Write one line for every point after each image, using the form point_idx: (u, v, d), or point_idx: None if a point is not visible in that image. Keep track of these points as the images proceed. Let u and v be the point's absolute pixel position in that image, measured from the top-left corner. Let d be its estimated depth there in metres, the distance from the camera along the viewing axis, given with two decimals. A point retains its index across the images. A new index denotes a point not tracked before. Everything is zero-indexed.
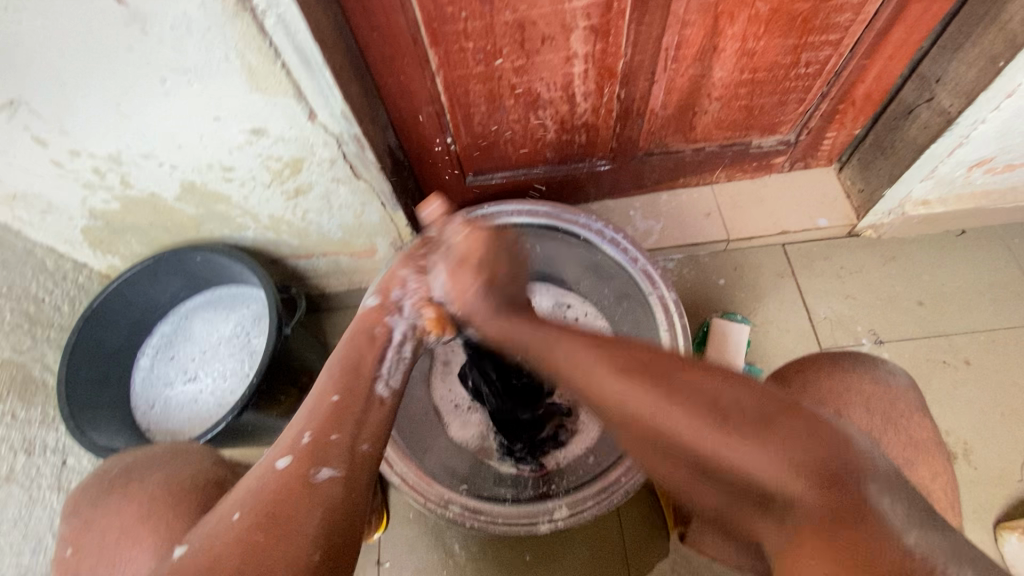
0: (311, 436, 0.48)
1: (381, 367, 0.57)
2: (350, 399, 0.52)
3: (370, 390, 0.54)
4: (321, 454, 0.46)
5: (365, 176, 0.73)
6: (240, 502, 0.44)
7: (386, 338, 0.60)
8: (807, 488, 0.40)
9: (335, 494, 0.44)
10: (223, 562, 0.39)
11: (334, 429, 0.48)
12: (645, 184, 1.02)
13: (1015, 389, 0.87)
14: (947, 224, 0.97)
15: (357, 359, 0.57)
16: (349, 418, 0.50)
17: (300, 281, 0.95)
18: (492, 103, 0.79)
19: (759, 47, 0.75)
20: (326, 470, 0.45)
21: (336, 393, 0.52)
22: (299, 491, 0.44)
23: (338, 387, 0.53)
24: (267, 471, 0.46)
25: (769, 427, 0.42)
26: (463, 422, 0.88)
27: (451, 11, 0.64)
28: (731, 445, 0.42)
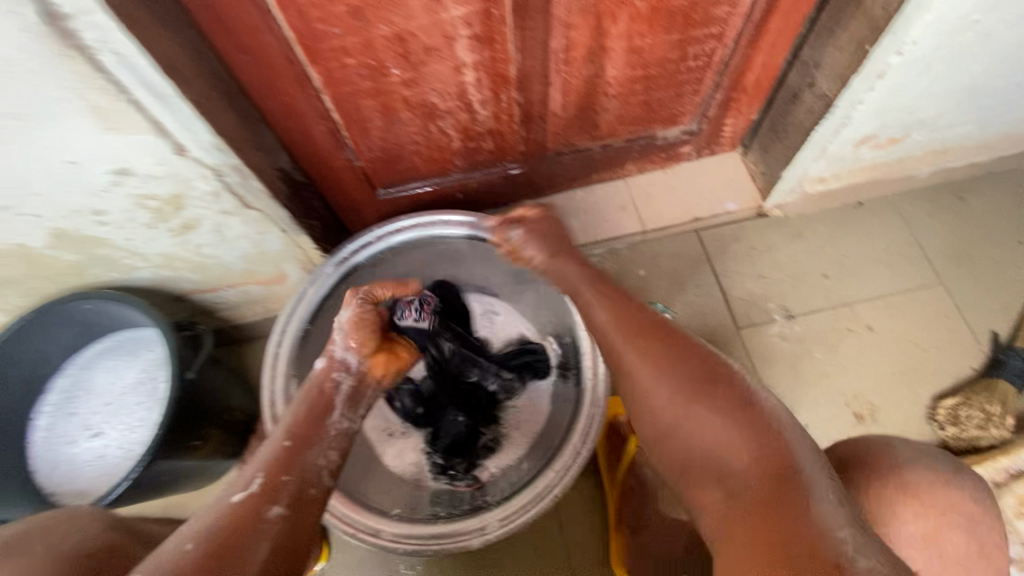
0: (265, 476, 0.54)
1: (333, 411, 0.64)
2: (300, 448, 0.58)
3: (319, 433, 0.61)
4: (274, 491, 0.53)
5: (256, 205, 0.70)
6: (193, 534, 0.48)
7: (334, 392, 0.66)
8: (754, 464, 0.47)
9: (280, 531, 0.50)
10: None
11: (287, 472, 0.55)
12: (561, 183, 1.03)
13: (914, 349, 0.93)
14: (844, 197, 1.02)
15: (310, 411, 0.62)
16: (294, 464, 0.56)
17: (210, 315, 0.91)
18: (386, 117, 0.77)
19: (646, 44, 0.76)
20: (276, 509, 0.51)
21: (288, 439, 0.59)
22: (251, 524, 0.49)
23: (289, 433, 0.60)
24: (221, 506, 0.51)
25: (741, 407, 0.51)
26: (397, 447, 0.88)
27: (322, 28, 0.62)
28: (703, 412, 0.51)
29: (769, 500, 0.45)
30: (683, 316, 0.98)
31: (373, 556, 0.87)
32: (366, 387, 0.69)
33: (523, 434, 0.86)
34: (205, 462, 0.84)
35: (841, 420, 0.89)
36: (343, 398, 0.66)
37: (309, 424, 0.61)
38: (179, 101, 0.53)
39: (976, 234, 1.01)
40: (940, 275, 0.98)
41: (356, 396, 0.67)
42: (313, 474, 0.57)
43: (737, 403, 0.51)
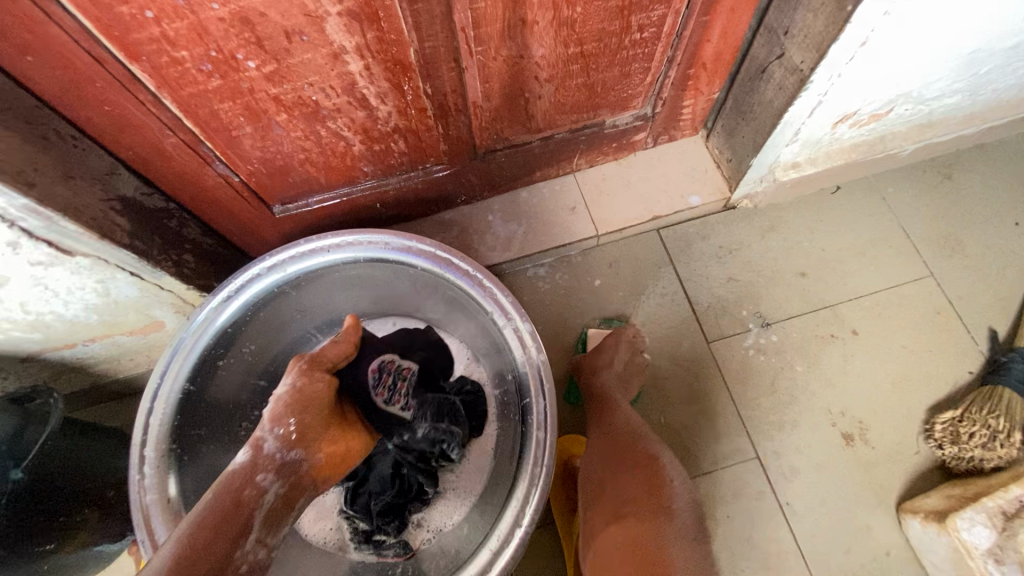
0: None
1: (250, 529, 0.47)
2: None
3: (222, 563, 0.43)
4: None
5: (83, 250, 0.54)
6: None
7: (255, 504, 0.48)
8: (639, 507, 0.62)
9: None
10: None
11: None
12: (499, 184, 0.88)
13: (905, 353, 0.82)
14: (821, 182, 0.90)
15: (215, 528, 0.45)
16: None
17: (78, 373, 0.75)
18: (258, 121, 0.61)
19: (578, 15, 0.61)
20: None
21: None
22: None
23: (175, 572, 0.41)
24: None
25: (645, 465, 0.66)
26: (316, 511, 0.74)
27: (126, 11, 0.45)
28: (624, 463, 0.67)
29: (638, 530, 0.60)
30: (647, 332, 0.85)
31: None
32: (295, 492, 0.52)
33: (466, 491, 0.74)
34: (78, 556, 0.69)
35: (827, 443, 0.78)
36: (265, 512, 0.49)
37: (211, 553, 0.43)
38: None
39: (968, 216, 0.90)
40: (930, 266, 0.87)
41: (281, 509, 0.50)
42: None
43: (646, 461, 0.66)
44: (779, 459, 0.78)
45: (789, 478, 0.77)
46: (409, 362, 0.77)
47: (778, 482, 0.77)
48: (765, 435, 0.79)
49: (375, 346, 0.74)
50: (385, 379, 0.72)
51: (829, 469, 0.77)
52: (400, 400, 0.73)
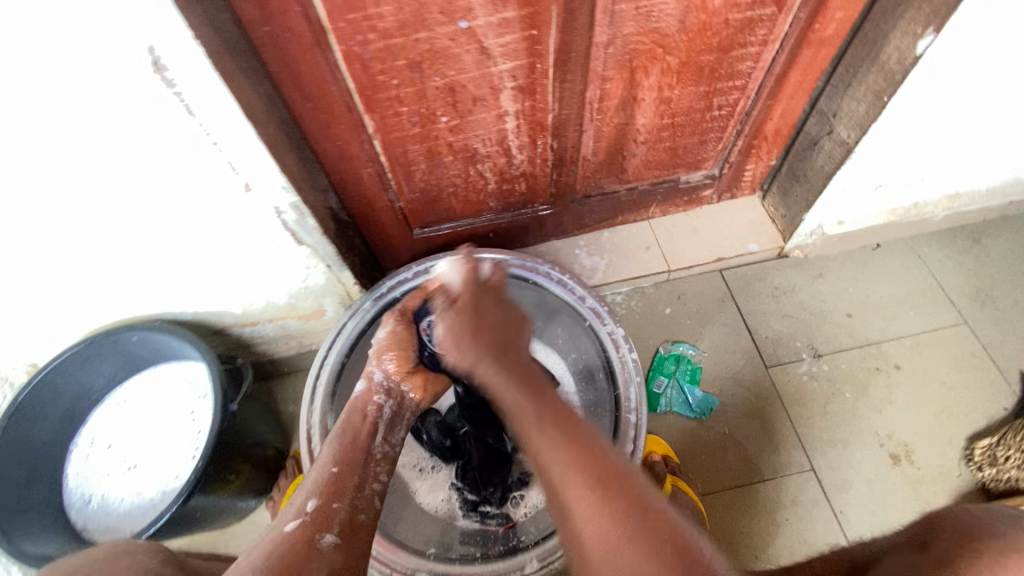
0: (314, 503, 0.57)
1: (376, 432, 0.67)
2: (347, 470, 0.62)
3: (363, 455, 0.64)
4: (325, 518, 0.56)
5: (308, 241, 0.74)
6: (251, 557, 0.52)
7: (377, 415, 0.68)
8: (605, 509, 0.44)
9: (333, 559, 0.53)
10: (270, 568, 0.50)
11: (337, 498, 0.59)
12: (588, 224, 1.07)
13: (944, 389, 0.93)
14: (863, 239, 1.05)
15: (354, 436, 0.65)
16: (343, 486, 0.60)
17: (247, 349, 0.92)
18: (431, 160, 0.82)
19: (674, 95, 0.81)
20: (327, 537, 0.55)
21: (335, 464, 0.62)
22: (306, 551, 0.53)
23: (336, 458, 0.62)
24: (275, 533, 0.55)
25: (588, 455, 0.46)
26: (431, 485, 0.87)
27: (382, 79, 0.67)
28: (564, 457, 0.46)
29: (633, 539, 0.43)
30: (711, 355, 0.99)
31: None
32: (406, 407, 0.72)
33: None
34: (238, 496, 0.84)
35: (875, 461, 0.88)
36: (384, 421, 0.69)
37: (356, 446, 0.64)
38: (255, 142, 0.58)
39: (996, 275, 1.03)
40: (963, 315, 1.00)
41: (397, 418, 0.70)
42: (363, 501, 0.60)
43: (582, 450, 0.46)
44: (832, 471, 0.88)
45: (842, 490, 0.87)
46: None
47: (832, 492, 0.87)
48: (819, 449, 0.90)
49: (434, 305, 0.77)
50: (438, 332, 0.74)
51: (878, 484, 0.87)
52: None
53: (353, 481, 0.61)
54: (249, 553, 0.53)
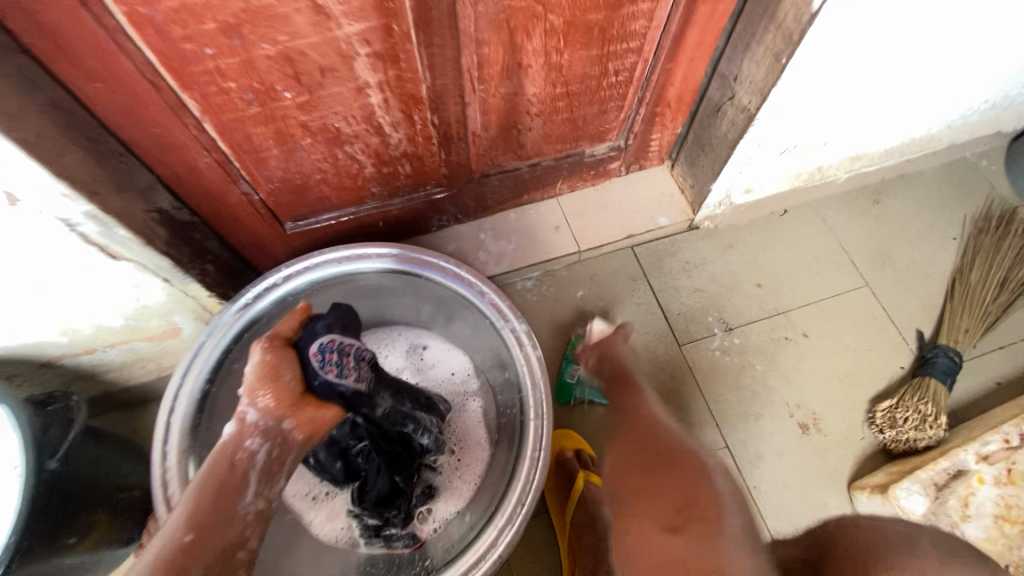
0: None
1: (248, 485, 0.50)
2: (205, 536, 0.47)
3: (228, 514, 0.49)
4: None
5: (128, 255, 0.60)
6: None
7: (248, 464, 0.51)
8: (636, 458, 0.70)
9: None
10: None
11: None
12: (490, 205, 0.97)
13: (848, 353, 0.94)
14: (771, 206, 1.03)
15: (217, 489, 0.49)
16: (195, 559, 0.46)
17: (91, 380, 0.78)
18: (285, 144, 0.69)
19: (564, 61, 0.72)
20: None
21: (190, 531, 0.47)
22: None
23: (191, 524, 0.47)
24: None
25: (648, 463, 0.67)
26: (326, 513, 0.78)
27: (191, 48, 0.53)
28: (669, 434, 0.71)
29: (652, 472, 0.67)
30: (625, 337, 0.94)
31: None
32: (291, 450, 0.54)
33: (459, 485, 0.81)
34: (94, 554, 0.71)
35: (787, 433, 0.88)
36: (258, 474, 0.51)
37: (220, 505, 0.49)
38: None
39: (895, 235, 1.04)
40: (865, 277, 1.00)
41: (277, 467, 0.53)
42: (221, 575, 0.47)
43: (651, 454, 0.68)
44: (746, 447, 0.87)
45: (756, 465, 0.86)
46: (352, 340, 0.65)
47: (746, 469, 0.85)
48: (732, 426, 0.88)
49: (324, 322, 0.64)
50: (330, 357, 0.62)
51: (789, 455, 0.86)
52: (350, 373, 0.64)
53: (208, 550, 0.47)
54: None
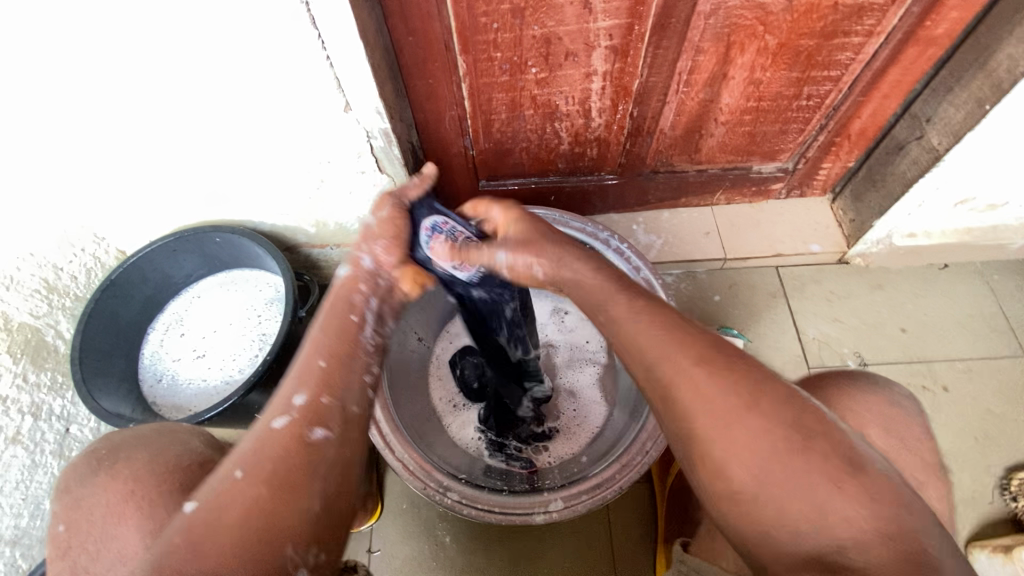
0: (303, 397, 0.48)
1: (364, 328, 0.53)
2: (337, 366, 0.50)
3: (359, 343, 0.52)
4: (319, 413, 0.48)
5: (389, 171, 0.77)
6: (241, 459, 0.46)
7: (362, 310, 0.54)
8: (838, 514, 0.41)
9: (328, 454, 0.47)
10: (230, 512, 0.43)
11: (326, 391, 0.49)
12: (649, 201, 1.06)
13: (991, 417, 0.92)
14: (931, 257, 1.02)
15: (342, 321, 0.53)
16: (328, 378, 0.49)
17: (314, 271, 0.98)
18: (512, 112, 0.83)
19: (765, 78, 0.81)
20: (320, 432, 0.47)
21: (323, 355, 0.50)
22: (297, 448, 0.46)
23: (326, 345, 0.51)
24: (260, 429, 0.47)
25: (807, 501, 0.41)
26: (461, 422, 0.90)
27: (484, 21, 0.69)
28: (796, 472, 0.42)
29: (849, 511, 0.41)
30: (754, 346, 0.99)
31: (418, 523, 0.87)
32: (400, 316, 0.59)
33: (579, 433, 0.89)
34: None
35: None
36: (371, 317, 0.55)
37: (348, 337, 0.52)
38: (365, 67, 0.62)
39: None
40: None
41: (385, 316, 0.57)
42: (357, 392, 0.50)
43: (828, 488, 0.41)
44: None
45: None
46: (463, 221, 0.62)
47: None
48: None
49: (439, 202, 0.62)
50: (442, 234, 0.59)
51: None
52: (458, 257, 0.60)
53: (343, 373, 0.50)
54: (213, 484, 0.45)
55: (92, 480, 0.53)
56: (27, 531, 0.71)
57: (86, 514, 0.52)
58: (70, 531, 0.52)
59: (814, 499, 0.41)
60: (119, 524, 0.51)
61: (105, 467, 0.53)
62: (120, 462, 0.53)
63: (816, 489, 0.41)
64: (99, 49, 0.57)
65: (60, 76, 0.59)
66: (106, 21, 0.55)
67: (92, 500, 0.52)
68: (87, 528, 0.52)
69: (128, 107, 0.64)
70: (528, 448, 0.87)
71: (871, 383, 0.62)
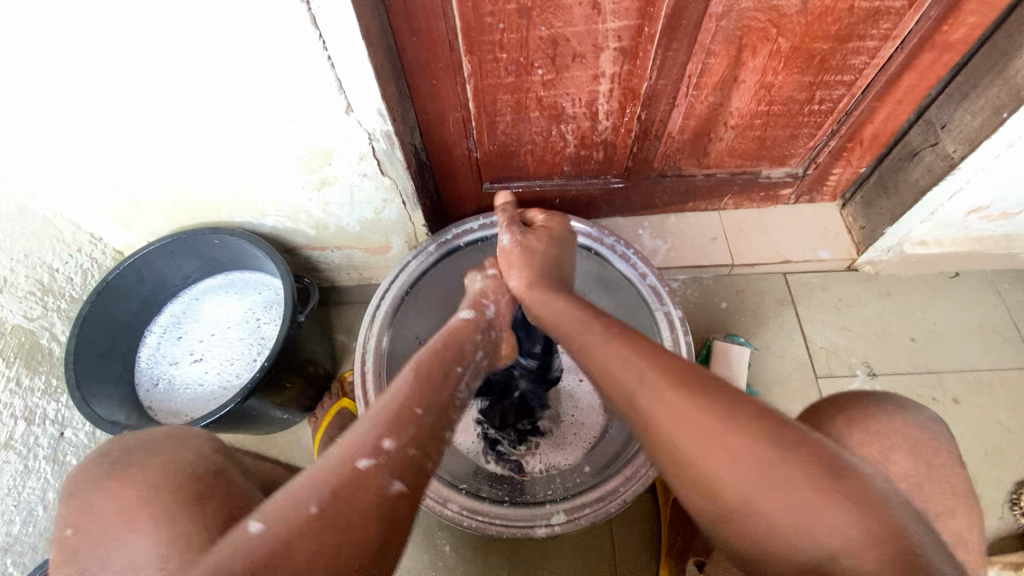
0: (392, 443, 0.47)
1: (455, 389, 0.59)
2: (428, 419, 0.52)
3: (444, 408, 0.55)
4: (402, 464, 0.46)
5: (391, 173, 0.76)
6: (316, 491, 0.42)
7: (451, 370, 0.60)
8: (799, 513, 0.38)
9: (401, 510, 0.45)
10: (301, 558, 0.38)
11: (413, 445, 0.48)
12: (655, 205, 1.05)
13: (1002, 429, 0.90)
14: (942, 265, 1.00)
15: (436, 384, 0.57)
16: (416, 434, 0.50)
17: (313, 273, 0.97)
18: (518, 113, 0.82)
19: (777, 81, 0.79)
20: (398, 483, 0.45)
21: (419, 406, 0.52)
22: (376, 497, 0.43)
23: (420, 401, 0.53)
24: (345, 462, 0.44)
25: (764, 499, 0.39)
26: (459, 421, 0.88)
27: (489, 22, 0.67)
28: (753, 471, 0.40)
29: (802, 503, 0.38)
30: (761, 354, 0.98)
31: (418, 532, 0.86)
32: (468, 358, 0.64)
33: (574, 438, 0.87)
34: (287, 409, 0.87)
35: None
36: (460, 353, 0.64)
37: (436, 397, 0.55)
38: (367, 68, 0.60)
39: None
40: None
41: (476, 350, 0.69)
42: (434, 449, 0.51)
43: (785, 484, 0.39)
44: None
45: None
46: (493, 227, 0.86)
47: None
48: None
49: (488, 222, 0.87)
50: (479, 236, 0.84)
51: None
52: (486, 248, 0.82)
53: (430, 437, 0.51)
54: (285, 512, 0.40)
55: (101, 485, 0.44)
56: (19, 538, 0.70)
57: (95, 517, 0.43)
58: (79, 535, 0.42)
59: (801, 511, 0.38)
60: (132, 529, 0.42)
61: (117, 472, 0.45)
62: (135, 465, 0.45)
63: (803, 500, 0.38)
64: (95, 51, 0.56)
65: (54, 76, 0.58)
66: (100, 21, 0.53)
67: (100, 506, 0.43)
68: (96, 533, 0.42)
69: (124, 108, 0.63)
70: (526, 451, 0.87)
71: (882, 398, 0.61)
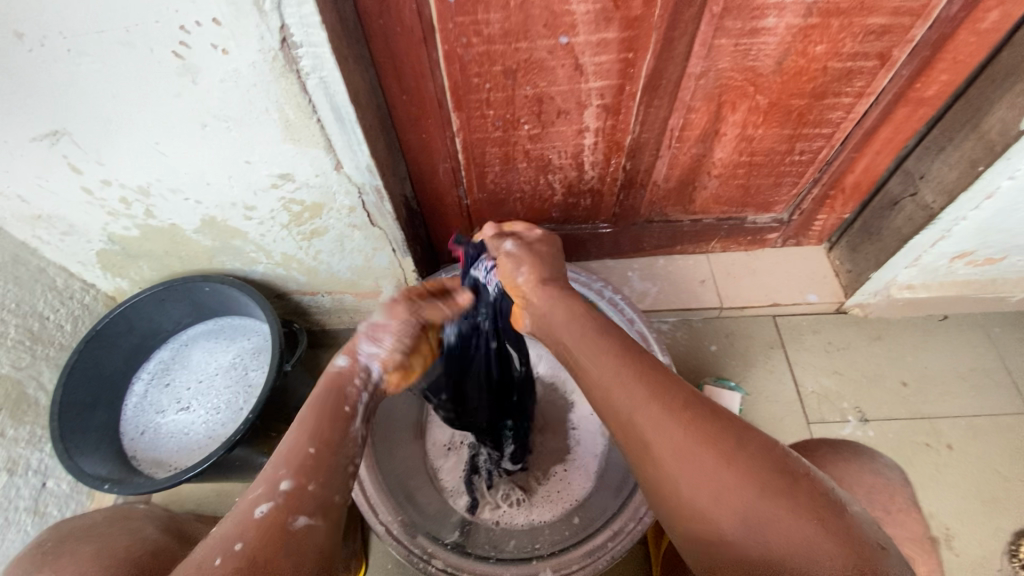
0: (290, 482, 0.46)
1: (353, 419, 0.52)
2: (329, 452, 0.49)
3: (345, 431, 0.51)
4: (301, 501, 0.45)
5: (380, 224, 0.77)
6: (220, 544, 0.42)
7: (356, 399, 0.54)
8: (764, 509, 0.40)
9: (311, 543, 0.44)
10: None
11: (314, 480, 0.47)
12: (644, 248, 1.06)
13: (997, 477, 0.89)
14: (929, 309, 1.01)
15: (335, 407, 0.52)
16: (325, 470, 0.48)
17: (303, 316, 0.98)
18: (506, 164, 0.84)
19: (757, 134, 0.81)
20: (304, 518, 0.44)
21: (315, 444, 0.49)
22: (276, 538, 0.43)
23: (315, 437, 0.49)
24: (245, 515, 0.44)
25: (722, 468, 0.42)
26: (450, 462, 0.87)
27: (476, 82, 0.69)
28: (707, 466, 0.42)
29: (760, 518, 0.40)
30: (752, 398, 0.97)
31: None
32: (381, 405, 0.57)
33: (547, 505, 0.83)
34: None
35: None
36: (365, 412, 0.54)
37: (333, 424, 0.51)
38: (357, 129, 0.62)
39: None
40: None
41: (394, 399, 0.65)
42: (342, 481, 0.49)
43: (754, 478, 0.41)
44: None
45: None
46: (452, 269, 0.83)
47: None
48: None
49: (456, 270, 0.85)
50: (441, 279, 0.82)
51: None
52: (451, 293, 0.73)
53: (335, 462, 0.49)
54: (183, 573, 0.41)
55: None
56: None
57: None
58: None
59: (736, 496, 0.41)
60: None
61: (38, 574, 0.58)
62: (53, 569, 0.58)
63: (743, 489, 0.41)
64: (93, 115, 0.58)
65: (52, 137, 0.60)
66: (97, 89, 0.55)
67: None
68: None
69: (120, 166, 0.65)
70: (502, 497, 0.84)
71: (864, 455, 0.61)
